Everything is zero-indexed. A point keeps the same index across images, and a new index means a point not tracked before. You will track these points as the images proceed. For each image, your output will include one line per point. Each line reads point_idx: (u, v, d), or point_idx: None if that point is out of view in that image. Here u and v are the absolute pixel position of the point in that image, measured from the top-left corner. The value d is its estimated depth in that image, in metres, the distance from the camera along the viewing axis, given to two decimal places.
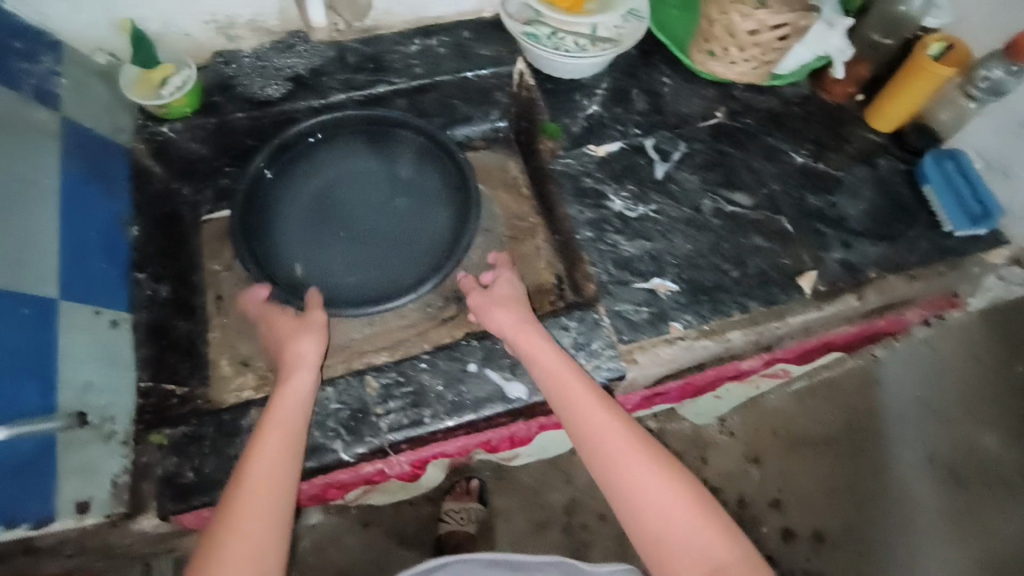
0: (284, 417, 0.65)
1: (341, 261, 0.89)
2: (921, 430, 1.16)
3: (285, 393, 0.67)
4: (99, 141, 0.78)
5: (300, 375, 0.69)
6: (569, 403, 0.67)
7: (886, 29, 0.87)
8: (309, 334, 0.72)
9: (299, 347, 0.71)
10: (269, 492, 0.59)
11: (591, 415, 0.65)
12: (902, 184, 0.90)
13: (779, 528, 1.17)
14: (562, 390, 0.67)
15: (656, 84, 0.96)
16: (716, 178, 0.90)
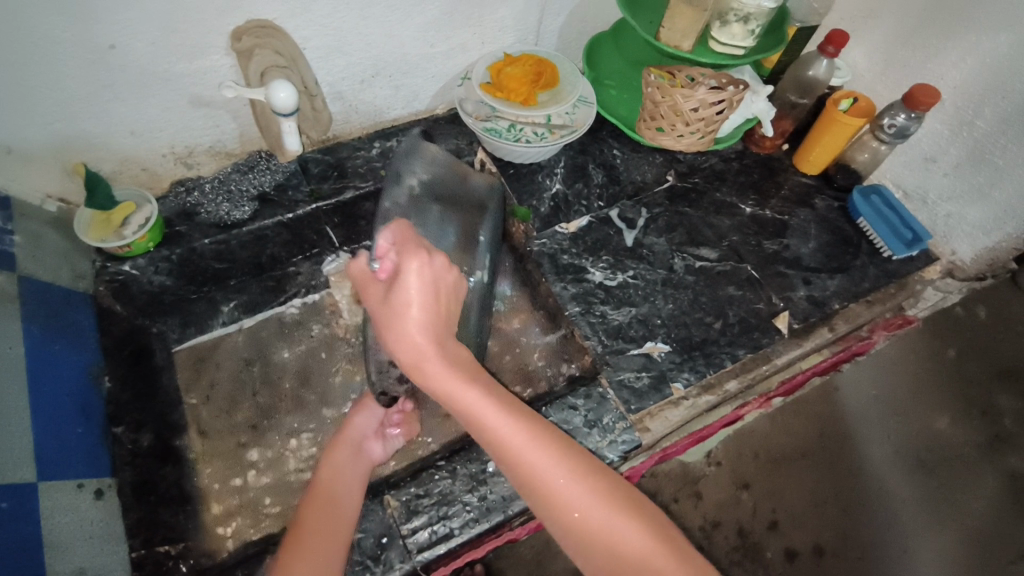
0: (337, 484, 0.68)
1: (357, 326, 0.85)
2: (885, 427, 1.20)
3: (337, 457, 0.71)
4: (60, 294, 0.74)
5: (356, 448, 0.72)
6: (541, 482, 0.56)
7: (801, 90, 0.98)
8: (363, 408, 0.76)
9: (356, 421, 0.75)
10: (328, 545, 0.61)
11: (561, 499, 0.55)
12: (840, 220, 1.00)
13: (782, 549, 1.13)
14: (485, 432, 0.57)
15: (608, 157, 1.03)
16: (680, 237, 0.96)
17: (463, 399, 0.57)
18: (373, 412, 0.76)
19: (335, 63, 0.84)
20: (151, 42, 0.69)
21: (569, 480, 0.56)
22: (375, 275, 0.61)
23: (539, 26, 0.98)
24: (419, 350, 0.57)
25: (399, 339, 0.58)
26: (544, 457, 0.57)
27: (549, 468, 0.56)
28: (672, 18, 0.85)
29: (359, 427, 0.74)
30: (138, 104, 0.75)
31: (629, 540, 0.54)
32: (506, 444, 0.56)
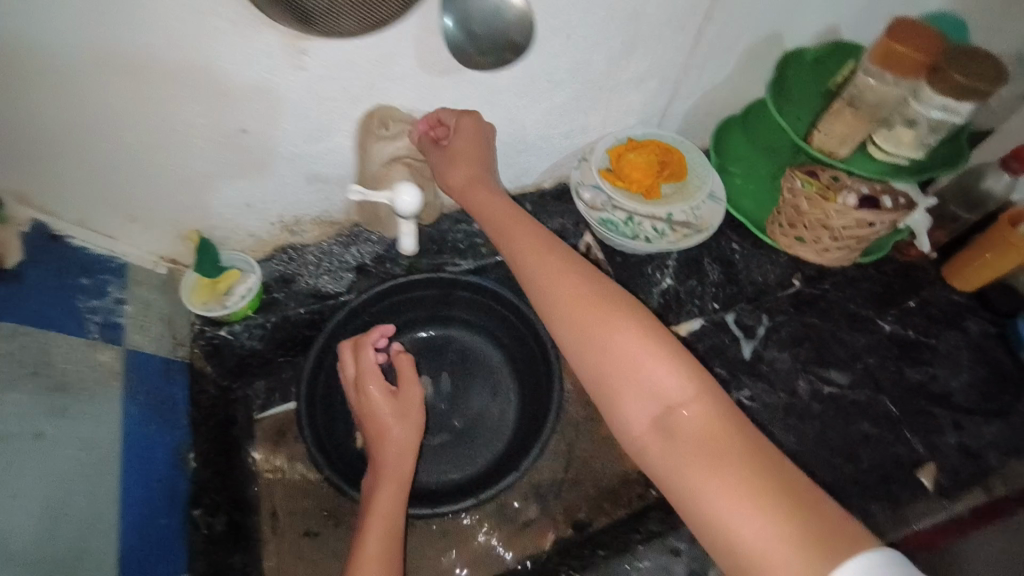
0: (387, 524, 0.68)
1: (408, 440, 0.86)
2: None
3: (390, 463, 0.73)
4: (158, 366, 0.73)
5: (400, 448, 0.74)
6: (607, 374, 0.53)
7: (966, 204, 0.86)
8: (408, 414, 0.76)
9: (394, 428, 0.75)
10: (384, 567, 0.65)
11: (693, 458, 0.47)
12: (998, 350, 0.87)
13: None
14: (586, 360, 0.54)
15: (727, 251, 0.93)
16: (806, 354, 0.85)
17: (571, 343, 0.55)
18: (410, 427, 0.76)
19: None
20: (282, 127, 0.67)
21: (679, 458, 0.48)
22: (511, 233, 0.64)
23: (667, 108, 0.90)
24: (532, 248, 0.62)
25: (451, 178, 0.70)
26: (649, 354, 0.52)
27: (637, 387, 0.51)
28: (831, 122, 0.75)
29: (400, 442, 0.74)
30: (258, 179, 0.73)
31: (770, 534, 0.43)
32: (611, 352, 0.53)
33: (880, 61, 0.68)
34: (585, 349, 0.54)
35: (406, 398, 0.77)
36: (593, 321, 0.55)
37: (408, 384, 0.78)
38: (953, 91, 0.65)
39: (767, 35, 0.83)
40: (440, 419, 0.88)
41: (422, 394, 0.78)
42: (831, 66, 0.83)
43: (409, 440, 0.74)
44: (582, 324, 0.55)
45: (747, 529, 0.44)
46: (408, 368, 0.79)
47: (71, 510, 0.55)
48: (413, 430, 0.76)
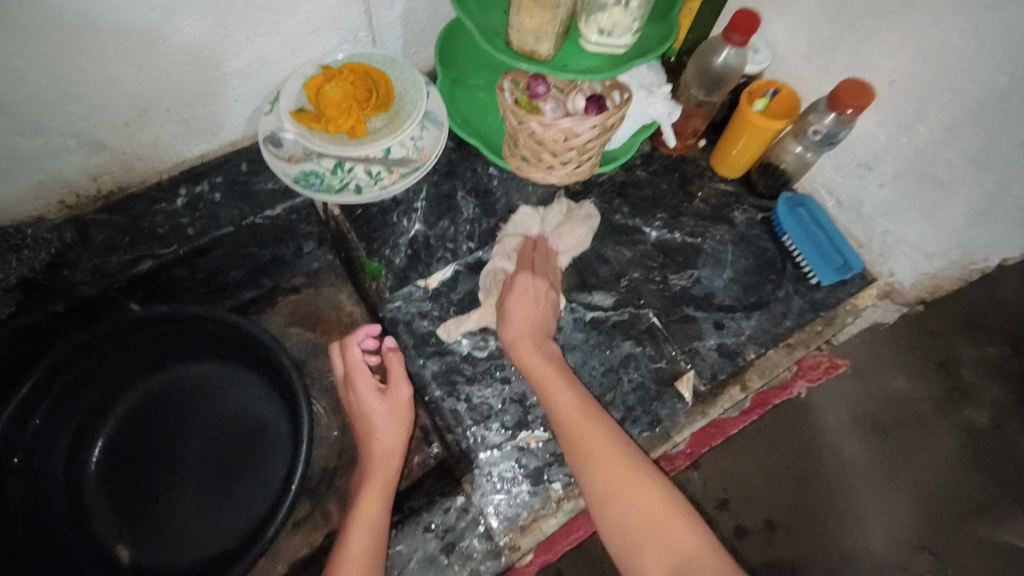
0: (375, 523, 0.63)
1: (187, 502, 0.79)
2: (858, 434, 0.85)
3: (377, 455, 0.69)
4: None
5: (398, 434, 0.71)
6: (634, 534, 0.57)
7: (709, 85, 0.77)
8: (400, 411, 0.72)
9: (375, 422, 0.71)
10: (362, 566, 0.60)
11: (626, 533, 0.58)
12: (762, 237, 0.84)
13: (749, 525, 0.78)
14: (609, 504, 0.59)
15: (482, 179, 0.83)
16: (568, 282, 0.79)
17: (603, 473, 0.60)
18: (399, 428, 0.71)
19: (72, 110, 0.63)
20: None
21: (660, 526, 0.57)
22: (515, 315, 0.71)
23: (370, 19, 0.74)
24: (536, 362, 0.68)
25: (512, 317, 0.70)
26: (600, 433, 0.63)
27: (647, 501, 0.58)
28: (519, 15, 0.63)
29: (385, 445, 0.70)
30: None
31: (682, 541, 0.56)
32: (562, 421, 0.64)
33: None
34: (584, 450, 0.62)
35: (394, 394, 0.72)
36: (552, 397, 0.66)
37: (396, 384, 0.72)
38: None
39: None
40: (207, 466, 0.80)
41: (412, 392, 0.72)
42: None
43: (399, 441, 0.71)
44: (589, 449, 0.62)
45: (683, 544, 0.56)
46: (398, 367, 0.72)
47: None
48: (401, 430, 0.71)
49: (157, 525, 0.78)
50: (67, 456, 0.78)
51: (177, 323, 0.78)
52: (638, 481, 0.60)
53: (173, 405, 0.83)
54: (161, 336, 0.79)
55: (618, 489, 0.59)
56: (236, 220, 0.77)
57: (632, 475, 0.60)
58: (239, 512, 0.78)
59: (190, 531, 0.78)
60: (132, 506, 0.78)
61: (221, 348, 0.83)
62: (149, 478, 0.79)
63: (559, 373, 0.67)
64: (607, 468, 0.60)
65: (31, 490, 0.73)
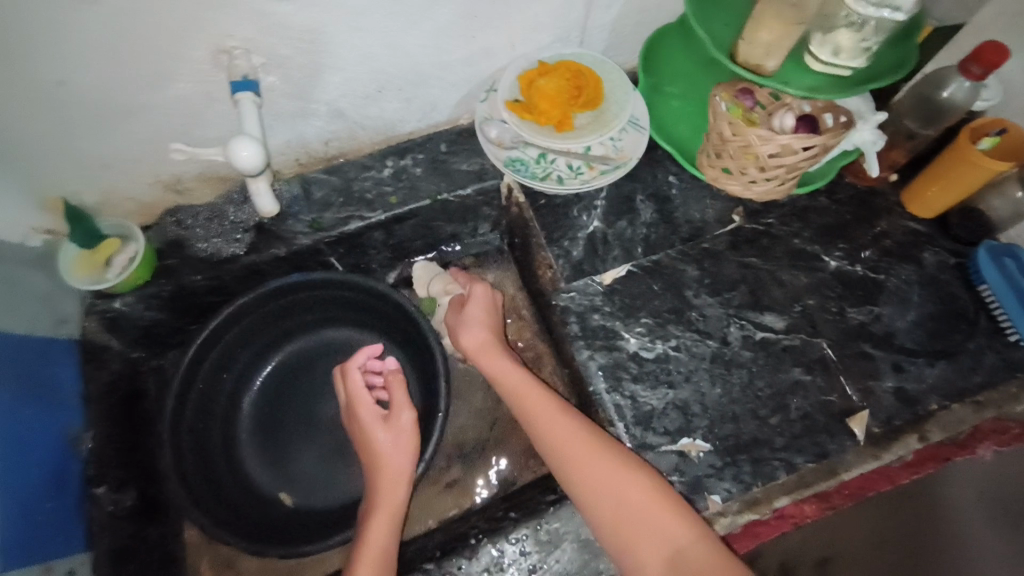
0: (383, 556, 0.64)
1: (324, 455, 0.85)
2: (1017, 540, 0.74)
3: (383, 471, 0.71)
4: (38, 346, 0.69)
5: (403, 448, 0.72)
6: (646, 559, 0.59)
7: (926, 117, 0.74)
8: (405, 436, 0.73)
9: (380, 436, 0.73)
10: None
11: (614, 538, 0.61)
12: (954, 283, 0.79)
13: None
14: (618, 533, 0.61)
15: (662, 186, 0.84)
16: (740, 298, 0.79)
17: (606, 500, 0.62)
18: (410, 454, 0.72)
19: (328, 81, 0.70)
20: (105, 70, 0.58)
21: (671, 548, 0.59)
22: (487, 360, 0.76)
23: (585, 21, 0.77)
24: (529, 391, 0.71)
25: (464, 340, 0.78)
26: (595, 460, 0.64)
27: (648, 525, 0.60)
28: (756, 27, 0.62)
29: (395, 470, 0.71)
30: (108, 135, 0.66)
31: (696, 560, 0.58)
32: (546, 432, 0.68)
33: None
34: (579, 480, 0.64)
35: (399, 420, 0.73)
36: (538, 415, 0.69)
37: (398, 408, 0.74)
38: None
39: None
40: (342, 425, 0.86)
41: (415, 420, 0.74)
42: None
43: (410, 461, 0.71)
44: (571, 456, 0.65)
45: (678, 534, 0.60)
46: (398, 393, 0.75)
47: None
48: (410, 463, 0.71)
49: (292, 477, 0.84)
50: (228, 400, 0.85)
51: (337, 287, 0.84)
52: (625, 474, 0.62)
53: (314, 365, 0.89)
54: (317, 298, 0.86)
55: (620, 520, 0.61)
56: (433, 195, 0.84)
57: (617, 468, 0.63)
58: None
59: (328, 481, 0.84)
60: (273, 454, 0.85)
61: (366, 313, 0.88)
62: (285, 433, 0.85)
63: (559, 407, 0.69)
64: (593, 470, 0.63)
65: (198, 433, 0.80)
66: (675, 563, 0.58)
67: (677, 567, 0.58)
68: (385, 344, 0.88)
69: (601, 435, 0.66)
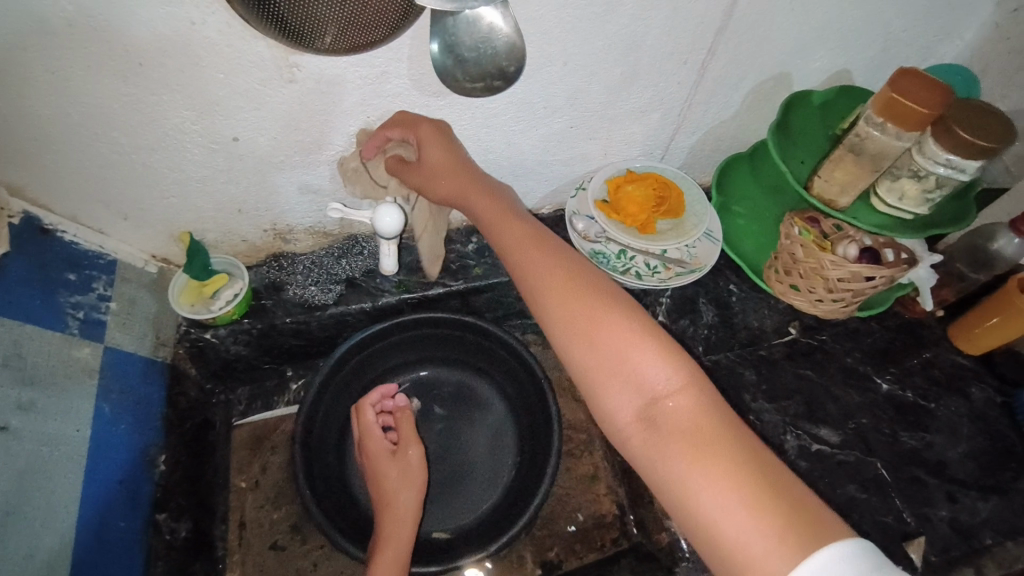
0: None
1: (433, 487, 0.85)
2: None
3: (389, 510, 0.74)
4: (140, 366, 0.74)
5: (411, 489, 0.76)
6: (625, 424, 0.53)
7: (976, 263, 0.82)
8: (409, 480, 0.77)
9: (387, 472, 0.77)
10: None
11: (588, 373, 0.55)
12: (1002, 421, 0.82)
13: None
14: (597, 375, 0.54)
15: (723, 293, 0.90)
16: (796, 408, 0.82)
17: (584, 361, 0.55)
18: (414, 489, 0.76)
19: None
20: (273, 136, 0.67)
21: (653, 397, 0.52)
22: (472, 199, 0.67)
23: (669, 142, 0.88)
24: (509, 226, 0.64)
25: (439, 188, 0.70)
26: (567, 280, 0.58)
27: (632, 387, 0.53)
28: (831, 169, 0.73)
29: (402, 508, 0.74)
30: (252, 187, 0.74)
31: (682, 411, 0.51)
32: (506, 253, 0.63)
33: (884, 111, 0.65)
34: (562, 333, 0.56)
35: (405, 458, 0.78)
36: (527, 268, 0.61)
37: (408, 444, 0.79)
38: (960, 147, 0.63)
39: (777, 75, 0.80)
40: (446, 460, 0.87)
41: (422, 458, 0.79)
42: (839, 112, 0.81)
43: (415, 499, 0.75)
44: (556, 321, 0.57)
45: (651, 378, 0.53)
46: (408, 429, 0.81)
47: (24, 506, 0.54)
48: (416, 499, 0.76)
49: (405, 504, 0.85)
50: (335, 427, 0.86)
51: (443, 326, 0.87)
52: (603, 305, 0.56)
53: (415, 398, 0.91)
54: (424, 336, 0.88)
55: (606, 362, 0.54)
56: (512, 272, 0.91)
57: (602, 322, 0.55)
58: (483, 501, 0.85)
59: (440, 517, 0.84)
60: None
61: (469, 353, 0.90)
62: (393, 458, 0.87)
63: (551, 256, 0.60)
64: (597, 334, 0.55)
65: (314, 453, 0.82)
66: (644, 408, 0.52)
67: (646, 412, 0.52)
68: (486, 379, 0.91)
69: (614, 298, 0.57)
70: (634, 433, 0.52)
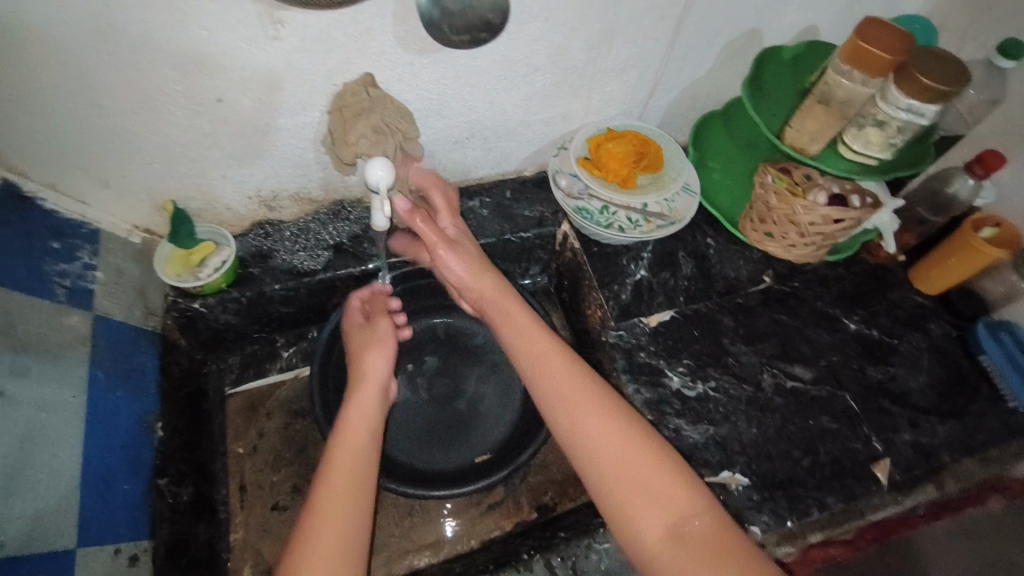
0: (363, 436, 0.66)
1: (443, 426, 0.87)
2: None
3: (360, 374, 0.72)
4: (130, 334, 0.73)
5: (384, 356, 0.74)
6: (638, 519, 0.60)
7: (936, 208, 0.89)
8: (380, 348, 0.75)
9: (359, 347, 0.75)
10: (351, 493, 0.61)
11: (617, 491, 0.61)
12: (958, 353, 0.89)
13: None
14: (624, 510, 0.60)
15: (700, 246, 0.94)
16: (772, 350, 0.87)
17: (611, 468, 0.62)
18: (385, 352, 0.74)
19: (431, 125, 0.80)
20: (257, 98, 0.67)
21: (672, 495, 0.60)
22: (544, 373, 0.69)
23: (647, 100, 0.91)
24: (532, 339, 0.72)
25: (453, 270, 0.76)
26: (597, 403, 0.66)
27: (653, 506, 0.60)
28: (802, 119, 0.77)
29: (372, 370, 0.72)
30: (234, 151, 0.73)
31: (706, 534, 0.58)
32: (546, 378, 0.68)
33: (850, 59, 0.70)
34: (581, 439, 0.64)
35: (375, 327, 0.77)
36: (557, 385, 0.67)
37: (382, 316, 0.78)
38: (919, 92, 0.67)
39: (748, 31, 0.83)
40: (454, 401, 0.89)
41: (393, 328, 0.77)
42: (807, 65, 0.85)
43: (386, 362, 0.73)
44: (585, 427, 0.64)
45: (680, 502, 0.60)
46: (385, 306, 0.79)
47: (27, 469, 0.55)
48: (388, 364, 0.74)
49: (416, 440, 0.85)
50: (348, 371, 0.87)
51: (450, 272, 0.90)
52: (620, 432, 0.64)
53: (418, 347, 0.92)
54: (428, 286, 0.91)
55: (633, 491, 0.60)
56: (498, 233, 0.93)
57: (621, 436, 0.63)
58: (490, 436, 0.87)
59: (454, 451, 0.85)
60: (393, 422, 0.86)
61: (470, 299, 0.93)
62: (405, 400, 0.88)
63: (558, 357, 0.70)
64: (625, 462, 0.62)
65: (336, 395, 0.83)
66: (674, 527, 0.59)
67: (675, 531, 0.58)
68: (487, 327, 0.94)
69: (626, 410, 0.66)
70: (663, 550, 0.58)
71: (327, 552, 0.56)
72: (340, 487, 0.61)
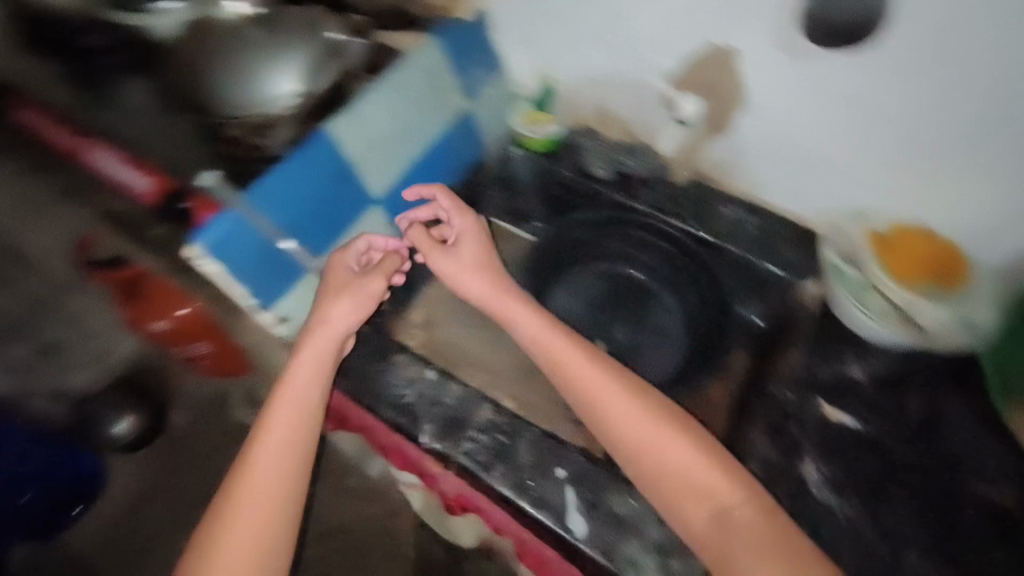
0: (323, 376, 0.71)
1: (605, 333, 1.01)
2: None
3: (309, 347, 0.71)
4: (477, 133, 1.04)
5: (330, 340, 0.72)
6: (668, 489, 0.60)
7: None
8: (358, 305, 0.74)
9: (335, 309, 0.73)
10: (284, 460, 0.66)
11: (660, 484, 0.60)
12: None
13: None
14: (655, 469, 0.61)
15: (953, 405, 0.78)
16: (950, 548, 0.68)
17: (631, 440, 0.63)
18: (355, 308, 0.74)
19: (760, 124, 0.87)
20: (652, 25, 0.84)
21: (703, 473, 0.60)
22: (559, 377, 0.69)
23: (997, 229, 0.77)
24: (569, 353, 0.70)
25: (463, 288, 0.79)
26: (622, 398, 0.65)
27: (696, 494, 0.59)
28: None
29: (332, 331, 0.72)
30: (610, 61, 0.94)
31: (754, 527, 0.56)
32: (576, 379, 0.67)
33: None
34: (615, 427, 0.64)
35: (358, 282, 0.76)
36: (595, 403, 0.66)
37: (433, 255, 0.81)
38: None
39: None
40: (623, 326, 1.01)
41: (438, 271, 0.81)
42: None
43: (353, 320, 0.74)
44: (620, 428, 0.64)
45: (719, 490, 0.59)
46: (433, 255, 0.81)
47: (391, 142, 0.87)
48: (358, 314, 0.74)
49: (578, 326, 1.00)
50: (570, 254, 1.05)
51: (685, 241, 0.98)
52: (671, 439, 0.62)
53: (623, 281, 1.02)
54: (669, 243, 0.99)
55: (688, 488, 0.59)
56: (745, 249, 0.94)
57: (672, 439, 0.62)
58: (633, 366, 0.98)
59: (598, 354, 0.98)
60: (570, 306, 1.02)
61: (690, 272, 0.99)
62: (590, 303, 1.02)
63: (589, 361, 0.69)
64: (653, 442, 0.62)
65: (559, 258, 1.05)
66: (718, 515, 0.57)
67: (719, 517, 0.57)
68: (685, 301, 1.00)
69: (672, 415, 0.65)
70: (713, 545, 0.56)
71: (249, 506, 0.63)
72: (267, 469, 0.65)
